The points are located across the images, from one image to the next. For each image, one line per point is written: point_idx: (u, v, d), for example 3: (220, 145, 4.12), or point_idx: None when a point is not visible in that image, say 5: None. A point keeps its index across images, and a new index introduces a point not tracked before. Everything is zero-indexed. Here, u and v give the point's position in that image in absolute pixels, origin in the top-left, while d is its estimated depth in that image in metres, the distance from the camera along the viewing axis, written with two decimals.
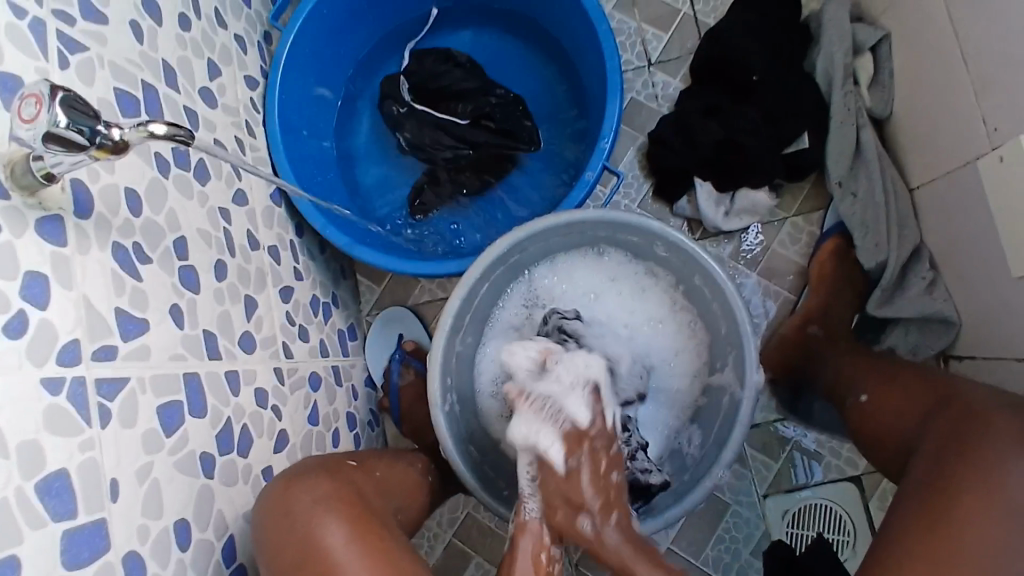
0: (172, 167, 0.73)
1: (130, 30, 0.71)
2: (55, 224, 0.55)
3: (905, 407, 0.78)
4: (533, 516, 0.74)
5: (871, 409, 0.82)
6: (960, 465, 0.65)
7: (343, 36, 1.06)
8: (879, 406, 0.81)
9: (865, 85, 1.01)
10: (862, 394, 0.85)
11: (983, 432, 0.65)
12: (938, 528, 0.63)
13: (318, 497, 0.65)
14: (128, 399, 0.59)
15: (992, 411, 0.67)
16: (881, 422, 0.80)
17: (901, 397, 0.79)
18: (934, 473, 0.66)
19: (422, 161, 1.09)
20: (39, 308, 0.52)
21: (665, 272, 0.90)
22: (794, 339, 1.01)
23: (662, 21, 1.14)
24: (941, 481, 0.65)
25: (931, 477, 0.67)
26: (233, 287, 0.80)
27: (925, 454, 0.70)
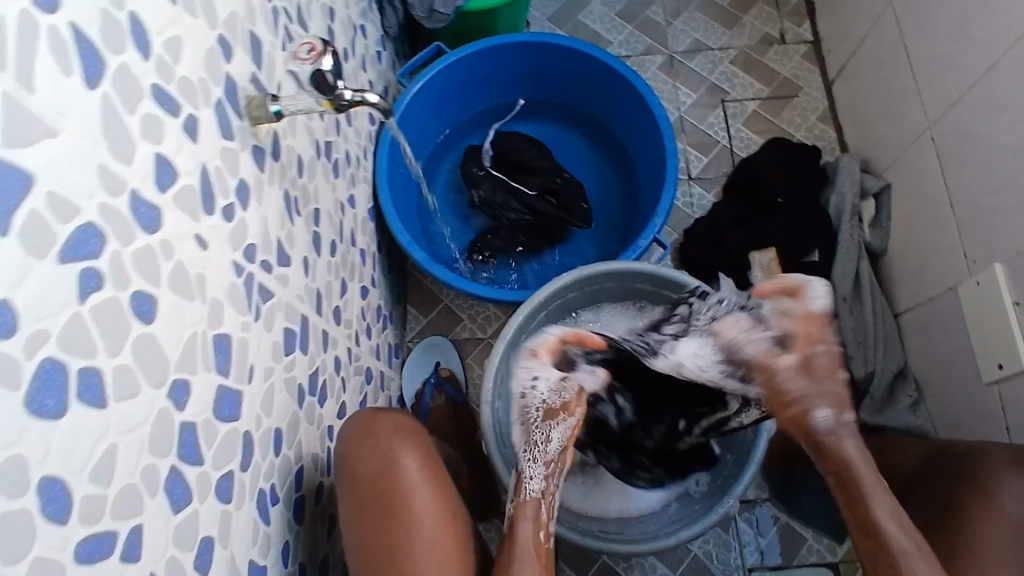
0: (322, 153, 0.88)
1: (317, 44, 0.89)
2: (261, 154, 0.69)
3: (910, 458, 0.93)
4: (534, 492, 0.77)
5: (880, 461, 0.97)
6: (969, 484, 0.80)
7: (448, 104, 1.26)
8: (887, 458, 0.97)
9: (868, 222, 1.23)
10: (870, 450, 1.00)
11: (982, 459, 0.81)
12: (954, 529, 0.78)
13: (399, 427, 0.73)
14: (271, 310, 0.70)
15: (987, 448, 0.83)
16: (888, 472, 0.95)
17: (904, 452, 0.95)
18: (949, 496, 0.81)
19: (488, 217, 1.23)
20: (243, 208, 0.64)
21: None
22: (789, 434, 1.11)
23: (703, 147, 1.37)
24: (954, 498, 0.81)
25: (944, 497, 0.82)
26: (337, 265, 0.92)
27: (934, 483, 0.85)
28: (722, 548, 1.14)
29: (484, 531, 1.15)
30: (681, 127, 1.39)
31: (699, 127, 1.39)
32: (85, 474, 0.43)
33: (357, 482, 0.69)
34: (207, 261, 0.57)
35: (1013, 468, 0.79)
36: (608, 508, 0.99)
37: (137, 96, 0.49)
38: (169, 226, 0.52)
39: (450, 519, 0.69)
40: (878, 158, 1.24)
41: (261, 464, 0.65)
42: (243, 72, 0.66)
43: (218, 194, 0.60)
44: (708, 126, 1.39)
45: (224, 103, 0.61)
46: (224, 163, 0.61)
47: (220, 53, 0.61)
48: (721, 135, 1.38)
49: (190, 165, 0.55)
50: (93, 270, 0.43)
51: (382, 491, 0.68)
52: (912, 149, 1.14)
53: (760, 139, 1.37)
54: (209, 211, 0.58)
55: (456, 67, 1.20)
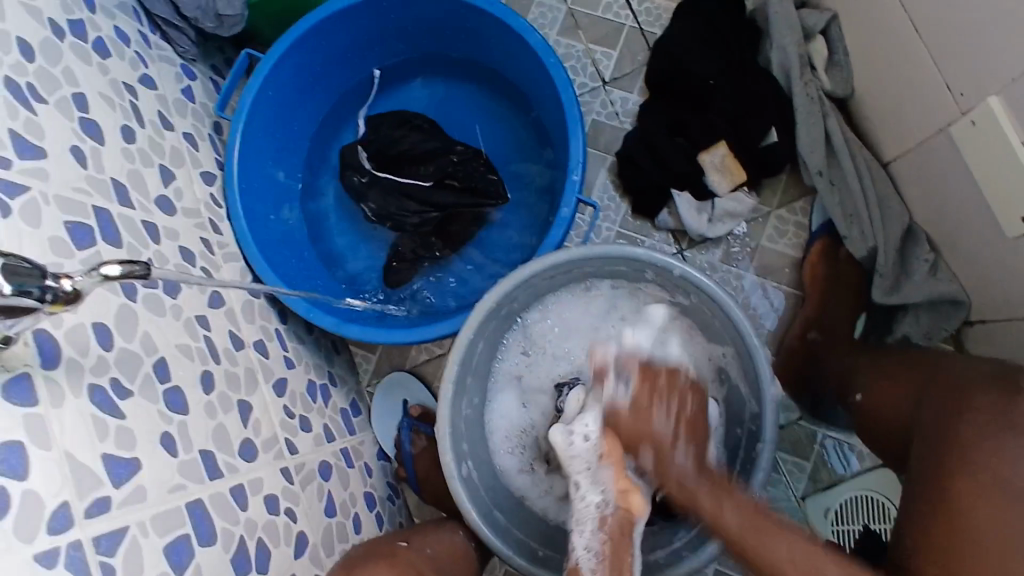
0: (139, 288, 0.71)
1: (72, 158, 0.69)
2: (23, 382, 0.53)
3: (899, 396, 0.77)
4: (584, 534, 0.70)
5: (869, 407, 0.81)
6: (953, 452, 0.63)
7: (294, 113, 1.04)
8: (875, 401, 0.80)
9: (822, 69, 1.00)
10: (859, 393, 0.84)
11: (969, 419, 0.64)
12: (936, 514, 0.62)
13: None
14: (131, 547, 0.57)
15: (975, 391, 0.66)
16: (884, 424, 0.79)
17: (894, 387, 0.79)
18: (930, 459, 0.65)
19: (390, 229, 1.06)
20: (19, 479, 0.50)
21: (660, 305, 0.89)
22: (798, 350, 0.99)
23: (608, 38, 1.12)
24: (936, 466, 0.64)
25: (926, 472, 0.65)
26: (224, 395, 0.77)
27: (921, 448, 0.68)
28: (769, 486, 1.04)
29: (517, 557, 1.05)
30: (575, 23, 1.13)
31: (596, 16, 1.13)
32: None
33: None
34: None
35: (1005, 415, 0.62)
36: None
37: None
38: None
39: None
40: None
41: None
42: None
43: None
44: (605, 9, 1.13)
45: None
46: None
47: None
48: (624, 15, 1.12)
49: None
50: None
51: None
52: None
53: (669, 3, 1.12)
54: None
55: (281, 72, 0.97)
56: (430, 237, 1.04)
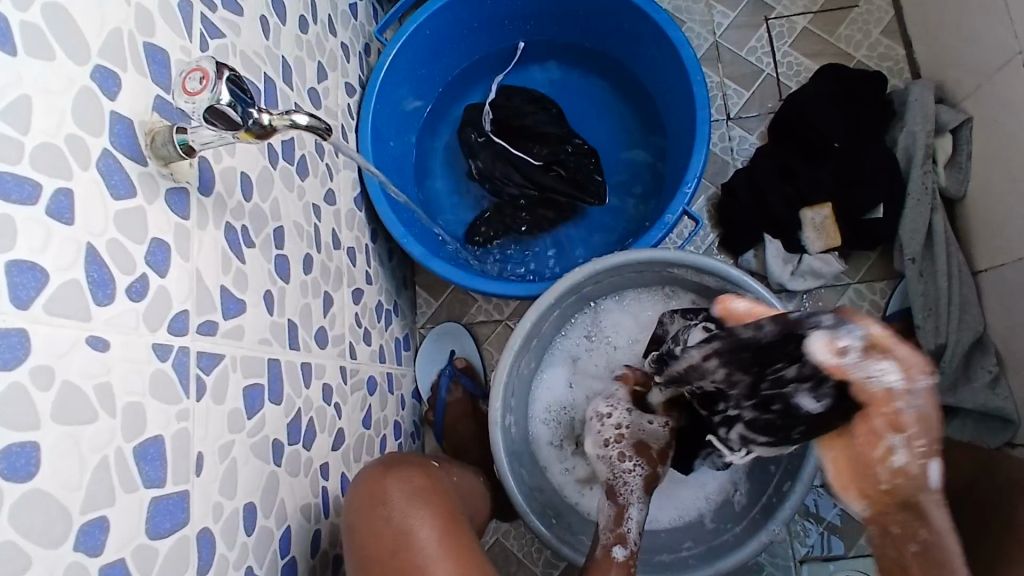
0: (280, 159, 0.76)
1: (260, 25, 0.74)
2: (182, 197, 0.57)
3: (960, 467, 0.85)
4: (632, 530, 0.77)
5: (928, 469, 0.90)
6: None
7: (439, 57, 1.09)
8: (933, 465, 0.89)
9: (943, 163, 1.04)
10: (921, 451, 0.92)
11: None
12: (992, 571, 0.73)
13: (410, 491, 0.70)
14: (221, 376, 0.60)
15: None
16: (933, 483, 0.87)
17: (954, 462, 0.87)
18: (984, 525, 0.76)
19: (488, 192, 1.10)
20: (159, 274, 0.54)
21: None
22: None
23: (744, 78, 1.16)
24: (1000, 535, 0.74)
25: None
26: (316, 281, 0.82)
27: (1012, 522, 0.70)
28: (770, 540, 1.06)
29: (512, 528, 1.09)
30: (717, 56, 1.17)
31: (739, 55, 1.17)
32: None
33: (371, 559, 0.66)
34: (110, 363, 0.48)
35: None
36: None
37: None
38: (44, 347, 0.43)
39: None
40: (959, 84, 1.03)
41: (227, 557, 0.58)
42: (140, 102, 0.53)
43: (117, 273, 0.49)
44: (749, 52, 1.17)
45: (114, 153, 0.50)
46: (123, 230, 0.50)
47: (98, 93, 0.49)
48: (766, 62, 1.16)
49: (68, 256, 0.45)
50: None
51: (399, 568, 0.65)
52: (1002, 74, 0.94)
53: (812, 63, 1.15)
54: (106, 301, 0.48)
55: (442, 15, 1.03)
56: (522, 215, 1.07)
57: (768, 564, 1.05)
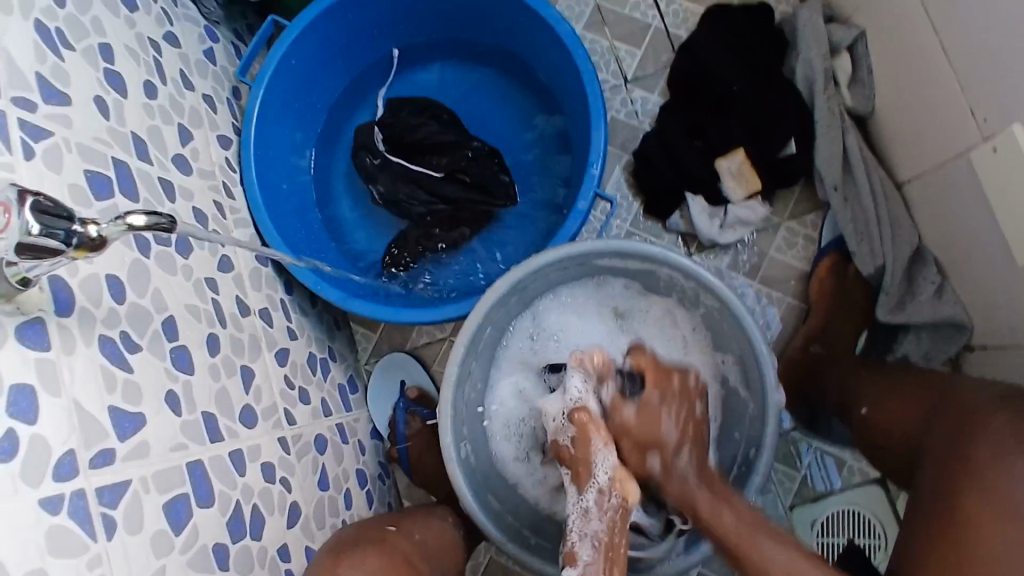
0: (154, 245, 0.70)
1: (95, 107, 0.67)
2: (37, 328, 0.52)
3: (908, 420, 0.80)
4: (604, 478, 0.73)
5: (872, 423, 0.85)
6: (961, 472, 0.65)
7: (314, 85, 1.03)
8: (880, 418, 0.83)
9: (845, 84, 1.01)
10: (864, 407, 0.87)
11: (978, 435, 0.66)
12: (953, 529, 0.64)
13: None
14: (132, 503, 0.56)
15: (986, 414, 0.68)
16: (889, 435, 0.82)
17: (901, 408, 0.82)
18: (942, 481, 0.67)
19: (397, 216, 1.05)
20: (28, 423, 0.49)
21: (675, 304, 0.89)
22: (797, 361, 1.01)
23: (634, 37, 1.12)
24: (951, 493, 0.65)
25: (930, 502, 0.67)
26: (228, 360, 0.77)
27: (931, 472, 0.70)
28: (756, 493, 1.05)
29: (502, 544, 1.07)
30: (602, 19, 1.13)
31: (624, 13, 1.13)
32: None
33: None
34: None
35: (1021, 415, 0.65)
36: None
37: None
38: None
39: None
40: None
41: None
42: None
43: None
44: (633, 7, 1.13)
45: None
46: None
47: None
48: (652, 15, 1.12)
49: None
50: None
51: None
52: None
53: (698, 6, 1.12)
54: None
55: (305, 42, 0.96)
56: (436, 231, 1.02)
57: (759, 517, 1.04)
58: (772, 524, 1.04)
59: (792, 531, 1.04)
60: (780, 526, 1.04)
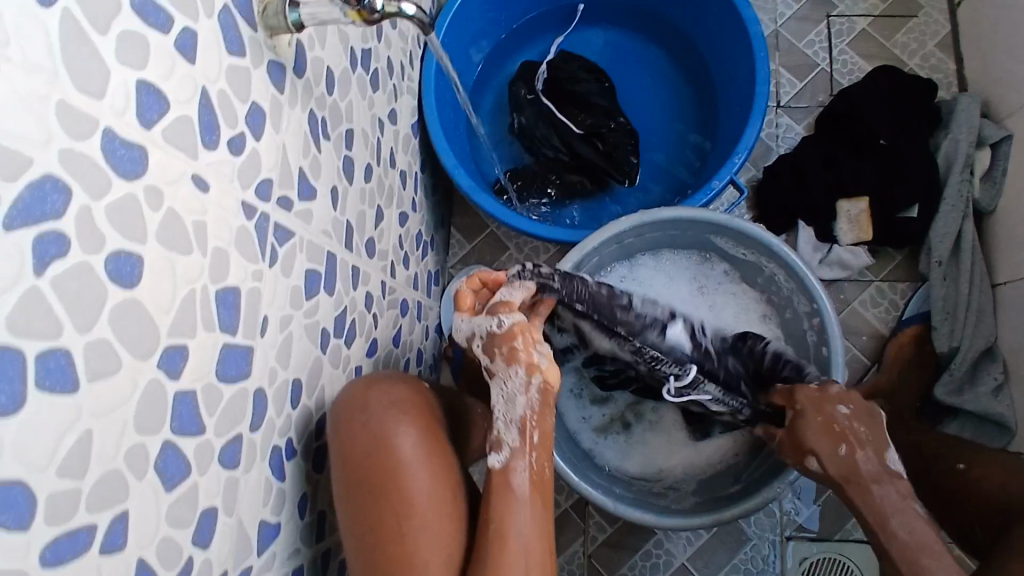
0: (358, 64, 0.77)
1: None
2: (279, 70, 0.59)
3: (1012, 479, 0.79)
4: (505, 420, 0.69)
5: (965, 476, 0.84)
6: None
7: (507, 3, 1.11)
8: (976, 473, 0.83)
9: (979, 176, 1.07)
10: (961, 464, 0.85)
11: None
12: None
13: (394, 401, 0.69)
14: (291, 251, 0.63)
15: None
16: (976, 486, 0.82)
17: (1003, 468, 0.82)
18: None
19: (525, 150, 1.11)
20: (254, 138, 0.56)
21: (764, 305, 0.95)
22: None
23: (798, 70, 1.19)
24: None
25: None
26: (372, 192, 0.84)
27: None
28: (760, 513, 1.10)
29: None
30: (775, 44, 1.20)
31: (797, 46, 1.20)
32: (52, 469, 0.38)
33: (345, 460, 0.64)
34: (206, 206, 0.50)
35: None
36: (648, 467, 0.94)
37: (111, 10, 0.41)
38: (157, 169, 0.45)
39: (449, 496, 0.66)
40: (1007, 101, 1.06)
41: (275, 423, 0.61)
42: None
43: (222, 123, 0.52)
44: (807, 45, 1.19)
45: (233, 12, 0.52)
46: (230, 83, 0.52)
47: None
48: (822, 56, 1.19)
49: (185, 92, 0.47)
50: (57, 233, 0.37)
51: (371, 470, 0.63)
52: None
53: (866, 64, 1.18)
54: (210, 145, 0.50)
55: None
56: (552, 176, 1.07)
57: (755, 537, 1.09)
58: (763, 546, 1.08)
59: (781, 560, 1.08)
60: (771, 551, 1.08)
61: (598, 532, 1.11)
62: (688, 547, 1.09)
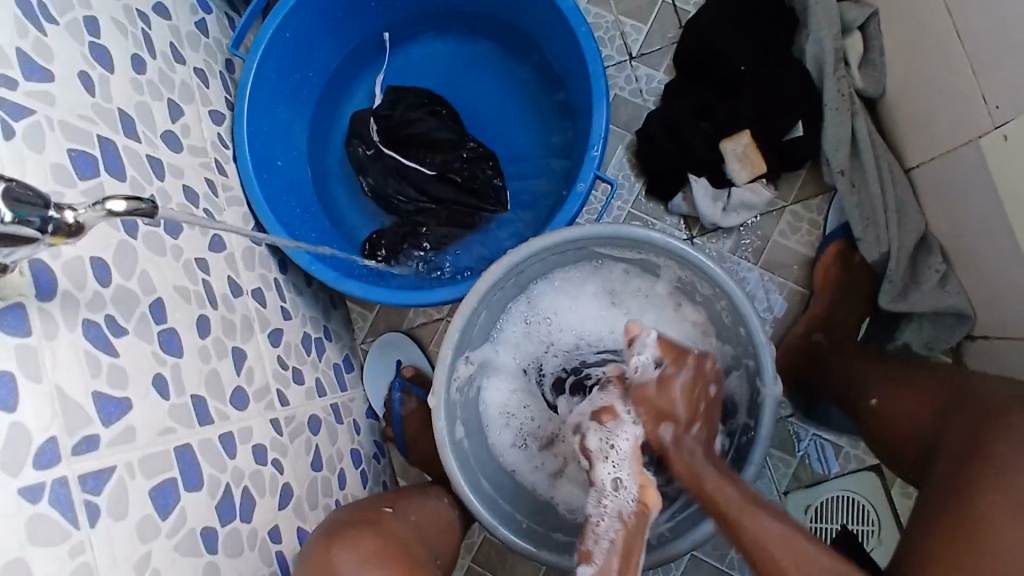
0: (141, 225, 0.68)
1: (80, 84, 0.65)
2: (14, 314, 0.51)
3: (926, 413, 0.74)
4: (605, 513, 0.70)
5: (887, 411, 0.79)
6: (981, 462, 0.60)
7: (308, 59, 1.00)
8: (895, 408, 0.78)
9: (856, 65, 0.98)
10: (874, 399, 0.82)
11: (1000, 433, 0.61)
12: (959, 526, 0.59)
13: (361, 556, 0.73)
14: (118, 488, 0.55)
15: (1008, 408, 0.62)
16: (902, 425, 0.76)
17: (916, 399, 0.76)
18: (955, 474, 0.62)
19: (384, 208, 1.03)
20: (6, 411, 0.48)
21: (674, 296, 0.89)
22: (801, 349, 0.99)
23: (641, 11, 1.08)
24: (965, 480, 0.61)
25: (947, 490, 0.62)
26: (219, 342, 0.75)
27: (947, 464, 0.64)
28: None
29: None
30: None
31: None
32: None
33: None
34: None
35: None
36: None
37: None
38: None
39: None
40: None
41: None
42: None
43: None
44: None
45: None
46: None
47: None
48: None
49: None
50: None
51: None
52: None
53: None
54: None
55: (298, 13, 0.94)
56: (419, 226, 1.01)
57: None
58: None
59: (786, 516, 1.03)
60: None
61: None
62: None
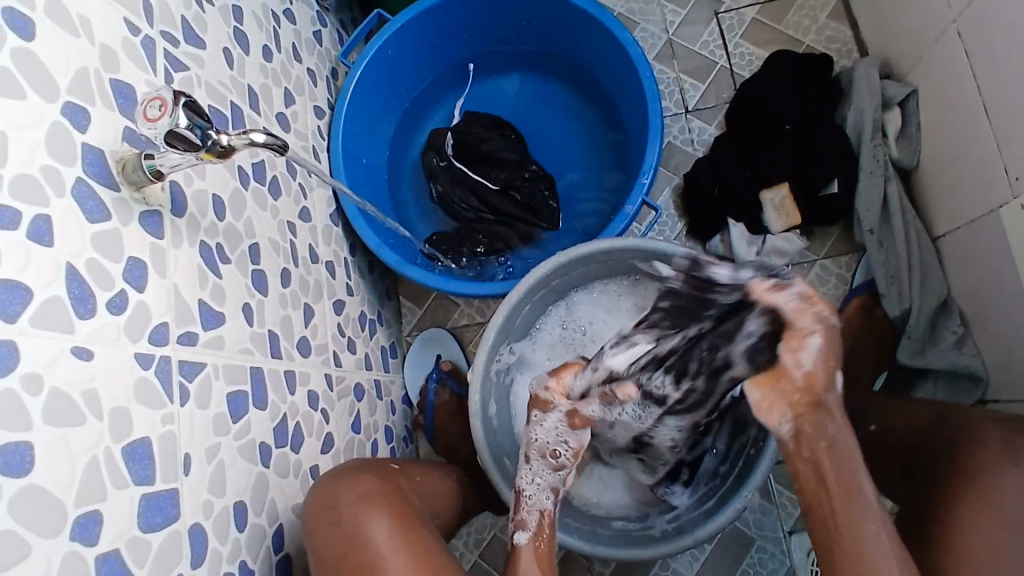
0: (251, 180, 0.80)
1: (224, 57, 0.78)
2: (155, 218, 0.62)
3: (914, 432, 0.79)
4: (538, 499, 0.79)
5: (882, 434, 0.84)
6: (967, 476, 0.67)
7: (403, 76, 1.14)
8: (888, 430, 0.83)
9: (893, 137, 1.07)
10: (873, 424, 0.86)
11: (983, 446, 0.68)
12: (951, 537, 0.65)
13: (361, 494, 0.72)
14: (204, 382, 0.65)
15: (984, 426, 0.70)
16: (892, 446, 0.81)
17: (907, 419, 0.82)
18: (944, 487, 0.69)
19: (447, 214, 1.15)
20: (137, 290, 0.58)
21: None
22: None
23: (699, 72, 1.20)
24: (956, 492, 0.68)
25: (940, 500, 0.69)
26: (294, 294, 0.86)
27: (936, 477, 0.71)
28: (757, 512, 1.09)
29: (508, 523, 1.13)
30: (671, 53, 1.21)
31: (692, 50, 1.21)
32: None
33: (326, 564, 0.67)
34: (93, 372, 0.52)
35: (1011, 453, 0.65)
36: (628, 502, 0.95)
37: None
38: (30, 356, 0.47)
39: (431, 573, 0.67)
40: (902, 60, 1.08)
41: (220, 551, 0.63)
42: (110, 133, 0.57)
43: (96, 289, 0.54)
44: (702, 46, 1.21)
45: (88, 182, 0.54)
46: (100, 249, 0.55)
47: (68, 126, 0.53)
48: (718, 54, 1.21)
49: (49, 275, 0.50)
50: None
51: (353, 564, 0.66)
52: (938, 46, 0.99)
53: (763, 52, 1.20)
54: (86, 315, 0.52)
55: (402, 35, 1.08)
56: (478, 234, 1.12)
57: (758, 537, 1.08)
58: (768, 545, 1.08)
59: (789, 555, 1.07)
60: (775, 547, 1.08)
61: (602, 567, 1.10)
62: (694, 563, 1.09)
